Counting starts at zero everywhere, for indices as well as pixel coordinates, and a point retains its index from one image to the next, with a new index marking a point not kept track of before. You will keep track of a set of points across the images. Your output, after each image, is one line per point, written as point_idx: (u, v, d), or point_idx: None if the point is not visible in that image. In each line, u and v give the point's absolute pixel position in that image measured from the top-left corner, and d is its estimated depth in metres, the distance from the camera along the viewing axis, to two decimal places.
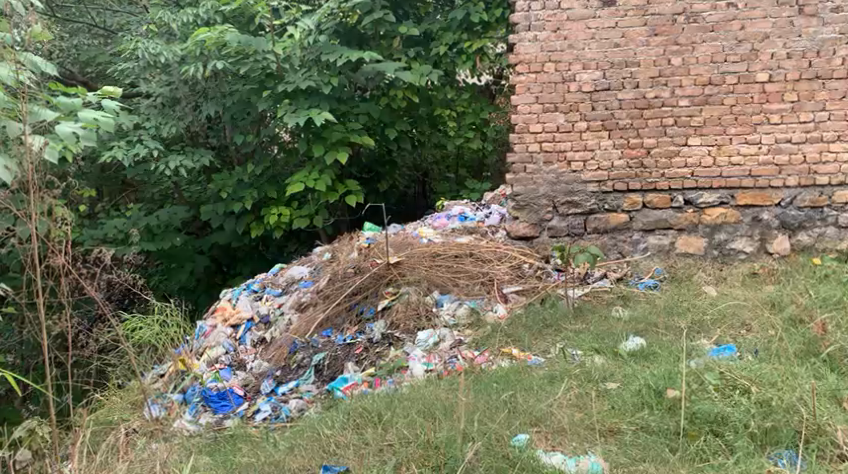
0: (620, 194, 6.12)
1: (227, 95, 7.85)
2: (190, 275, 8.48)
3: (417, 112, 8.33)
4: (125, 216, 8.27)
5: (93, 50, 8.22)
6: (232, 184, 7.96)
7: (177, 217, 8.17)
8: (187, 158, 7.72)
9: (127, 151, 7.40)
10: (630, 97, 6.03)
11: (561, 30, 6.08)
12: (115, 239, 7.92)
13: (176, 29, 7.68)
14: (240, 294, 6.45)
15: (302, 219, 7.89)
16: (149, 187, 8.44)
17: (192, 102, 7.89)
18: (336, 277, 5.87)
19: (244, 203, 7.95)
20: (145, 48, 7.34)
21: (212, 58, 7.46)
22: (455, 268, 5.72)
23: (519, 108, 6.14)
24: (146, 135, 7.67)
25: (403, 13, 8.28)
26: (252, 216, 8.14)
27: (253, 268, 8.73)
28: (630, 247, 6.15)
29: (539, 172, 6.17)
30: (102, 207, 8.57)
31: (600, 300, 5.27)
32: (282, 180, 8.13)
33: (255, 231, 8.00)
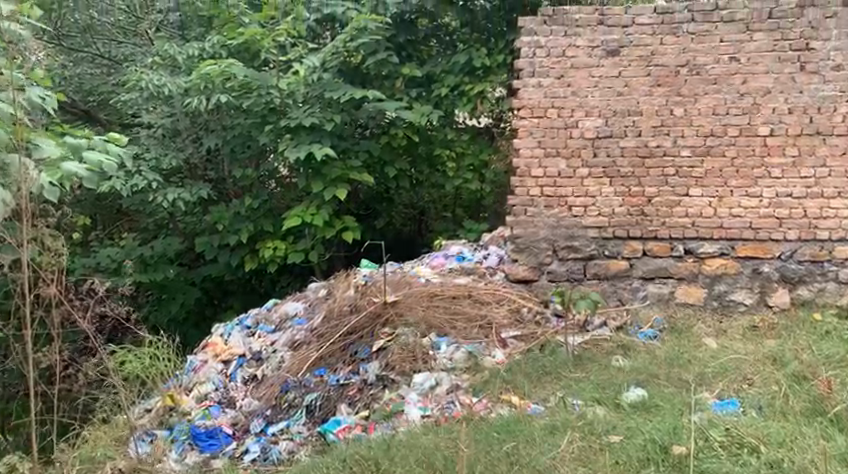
0: (620, 241, 6.04)
1: (228, 128, 7.88)
2: (181, 307, 8.39)
3: (418, 153, 8.33)
4: (120, 247, 8.22)
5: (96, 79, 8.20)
6: (229, 217, 7.92)
7: (172, 248, 8.19)
8: (185, 191, 7.69)
9: (126, 182, 7.38)
10: (631, 145, 6.00)
11: (565, 77, 6.08)
12: (108, 268, 7.91)
13: (182, 62, 7.70)
14: (232, 329, 6.34)
15: (297, 254, 7.83)
16: (145, 216, 8.37)
17: (193, 135, 8.01)
18: (332, 315, 5.81)
19: (240, 236, 7.88)
20: (150, 80, 7.41)
21: (216, 92, 7.50)
22: (453, 310, 5.65)
23: (522, 152, 6.12)
24: (145, 166, 7.62)
25: (407, 54, 8.23)
26: (248, 250, 8.07)
27: (246, 302, 8.68)
28: (629, 294, 6.04)
29: (539, 216, 6.10)
30: (95, 235, 8.43)
31: (599, 349, 5.18)
32: (279, 214, 8.05)
33: (248, 264, 7.95)
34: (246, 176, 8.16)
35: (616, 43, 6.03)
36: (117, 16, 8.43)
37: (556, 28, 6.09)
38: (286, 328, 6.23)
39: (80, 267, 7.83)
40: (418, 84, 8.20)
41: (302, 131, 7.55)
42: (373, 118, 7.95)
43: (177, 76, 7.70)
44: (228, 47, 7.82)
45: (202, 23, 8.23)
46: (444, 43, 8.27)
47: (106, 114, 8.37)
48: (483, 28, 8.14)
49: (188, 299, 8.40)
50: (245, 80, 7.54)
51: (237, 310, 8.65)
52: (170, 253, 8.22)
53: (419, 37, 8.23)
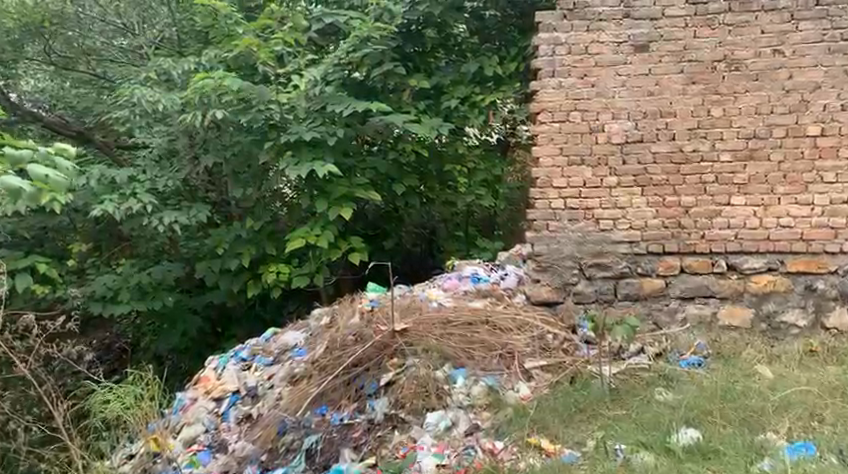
0: (655, 257, 5.42)
1: (228, 147, 7.20)
2: (182, 336, 7.86)
3: (428, 169, 7.77)
4: (116, 273, 7.58)
5: (90, 98, 7.69)
6: (228, 240, 7.36)
7: (172, 275, 7.52)
8: (182, 213, 7.09)
9: (119, 206, 6.83)
10: (665, 150, 5.40)
11: (589, 77, 5.51)
12: (104, 297, 7.33)
13: (176, 76, 7.12)
14: (226, 362, 5.75)
15: (301, 278, 7.22)
16: (143, 241, 7.65)
17: (191, 153, 7.23)
18: (335, 345, 5.17)
19: (241, 261, 7.30)
20: (142, 95, 6.84)
21: (213, 106, 6.84)
22: (469, 338, 5.01)
23: (541, 161, 5.53)
24: (141, 188, 7.05)
25: (413, 66, 7.65)
26: (249, 275, 7.49)
27: (248, 330, 8.10)
28: (666, 317, 5.41)
29: (563, 231, 5.50)
30: (92, 263, 7.72)
31: (637, 381, 4.55)
32: (282, 236, 7.42)
33: (250, 289, 7.36)
34: (251, 197, 7.45)
35: (644, 37, 5.46)
36: (112, 35, 7.81)
37: (577, 23, 5.52)
38: (285, 359, 5.62)
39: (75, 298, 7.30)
40: (428, 96, 7.60)
41: (304, 148, 6.98)
42: (380, 133, 7.34)
43: (172, 91, 7.12)
44: (223, 58, 7.21)
45: (200, 39, 7.57)
46: (452, 55, 7.72)
47: (103, 133, 7.82)
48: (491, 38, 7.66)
49: (189, 328, 7.86)
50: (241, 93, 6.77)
51: (238, 339, 8.07)
52: (171, 281, 7.55)
53: (426, 48, 7.67)
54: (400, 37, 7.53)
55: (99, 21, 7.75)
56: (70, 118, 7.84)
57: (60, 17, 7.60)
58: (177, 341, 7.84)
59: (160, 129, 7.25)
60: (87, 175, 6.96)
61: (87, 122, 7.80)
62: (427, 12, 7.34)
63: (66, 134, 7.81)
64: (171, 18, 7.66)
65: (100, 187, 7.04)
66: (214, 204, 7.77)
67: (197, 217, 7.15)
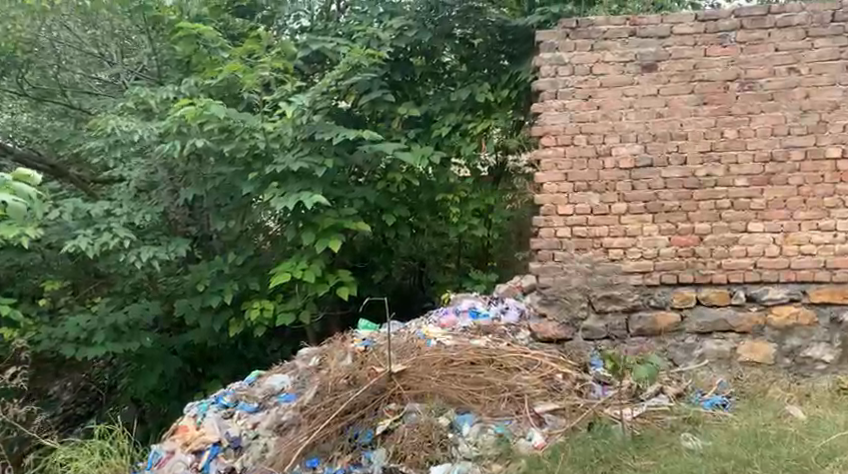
0: (668, 288, 5.05)
1: (209, 179, 6.84)
2: (160, 378, 7.38)
3: (419, 198, 7.37)
4: (91, 313, 7.09)
5: (68, 130, 7.15)
6: (209, 276, 6.94)
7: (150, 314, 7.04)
8: (161, 248, 6.66)
9: (94, 241, 6.38)
10: (676, 175, 5.02)
11: (594, 99, 5.12)
12: (77, 339, 6.85)
13: (155, 106, 6.74)
14: (206, 409, 5.32)
15: (287, 314, 6.79)
16: (120, 277, 7.22)
17: (170, 186, 6.99)
18: (326, 391, 4.81)
19: (222, 298, 6.86)
20: (117, 125, 6.46)
21: (193, 136, 6.51)
22: (473, 379, 4.65)
23: (545, 187, 5.14)
24: (117, 223, 6.56)
25: (402, 95, 7.36)
26: (232, 313, 7.05)
27: (231, 371, 7.61)
28: (682, 354, 5.04)
29: (570, 261, 5.12)
30: (65, 301, 7.24)
31: (660, 426, 4.18)
32: (266, 270, 7.00)
33: (233, 328, 6.93)
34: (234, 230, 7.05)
35: (652, 56, 5.08)
36: (91, 67, 7.36)
37: (581, 42, 5.14)
38: (272, 406, 5.24)
39: (47, 341, 6.83)
40: (417, 124, 7.30)
41: (290, 178, 6.59)
42: (369, 163, 7.00)
43: (150, 121, 6.76)
44: (206, 87, 6.82)
45: (182, 69, 7.15)
46: (441, 83, 7.39)
47: (79, 168, 7.38)
48: (481, 66, 7.31)
49: (168, 370, 7.38)
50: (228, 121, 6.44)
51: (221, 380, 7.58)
52: (150, 320, 7.08)
53: (415, 77, 7.36)
54: (388, 65, 7.21)
55: (78, 49, 7.22)
56: (42, 150, 7.34)
57: (35, 45, 7.04)
58: (155, 382, 7.33)
59: (137, 162, 6.90)
60: (59, 209, 6.49)
61: (61, 156, 7.30)
62: (416, 39, 7.06)
63: (39, 168, 7.33)
64: (151, 47, 7.22)
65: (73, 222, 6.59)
66: (196, 238, 7.37)
67: (177, 252, 6.72)
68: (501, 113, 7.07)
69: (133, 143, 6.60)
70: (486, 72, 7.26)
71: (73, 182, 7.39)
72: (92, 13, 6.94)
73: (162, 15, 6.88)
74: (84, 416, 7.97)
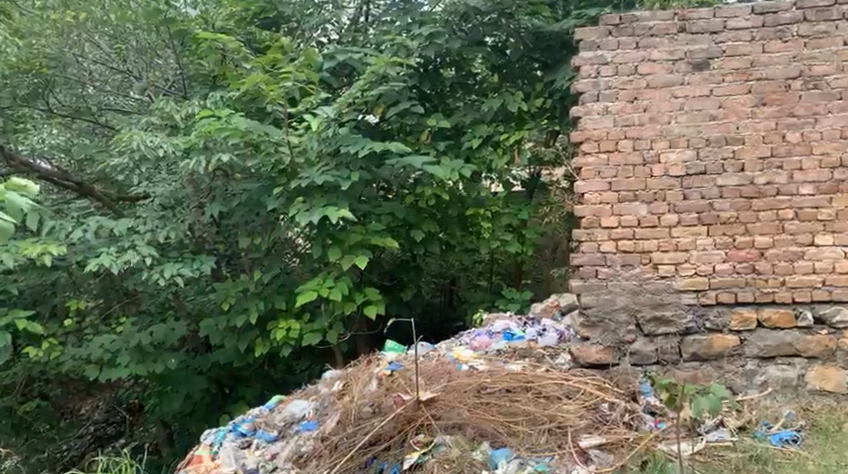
0: (726, 308, 4.57)
1: (233, 196, 6.54)
2: (186, 399, 6.98)
3: (449, 213, 6.91)
4: (116, 333, 6.75)
5: (92, 147, 6.67)
6: (235, 295, 6.52)
7: (175, 335, 6.66)
8: (186, 265, 6.27)
9: (116, 259, 5.99)
10: (732, 184, 4.53)
11: (640, 100, 4.63)
12: (101, 360, 6.55)
13: (180, 121, 6.45)
14: (223, 438, 4.97)
15: (314, 334, 6.40)
16: (146, 296, 6.97)
17: (196, 203, 6.53)
18: (349, 420, 4.42)
19: (247, 317, 6.46)
20: (142, 141, 6.13)
21: (218, 150, 6.13)
22: (508, 410, 4.27)
23: (586, 197, 4.67)
24: (141, 240, 6.21)
25: (432, 107, 6.99)
26: (258, 333, 6.63)
27: (258, 392, 7.20)
28: (742, 381, 4.56)
29: (615, 278, 4.65)
30: (90, 321, 6.91)
31: (723, 464, 3.81)
32: (291, 289, 6.61)
33: (258, 348, 6.50)
34: (260, 247, 6.67)
35: (703, 54, 4.59)
36: (117, 83, 6.96)
37: (625, 39, 4.66)
38: (291, 435, 4.87)
39: (71, 361, 6.61)
40: (446, 137, 6.89)
41: (316, 192, 6.18)
42: (398, 176, 6.57)
43: (174, 136, 6.42)
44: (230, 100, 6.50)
45: (208, 84, 6.86)
46: (472, 94, 6.99)
47: (105, 186, 6.94)
48: (513, 76, 6.97)
49: (193, 391, 6.98)
50: (250, 135, 6.03)
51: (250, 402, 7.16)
52: (175, 340, 6.71)
53: (444, 89, 6.97)
54: (417, 75, 6.83)
55: (103, 62, 6.83)
56: (67, 166, 6.82)
57: (59, 62, 6.62)
58: (179, 405, 6.93)
59: (163, 178, 6.55)
60: (82, 227, 6.14)
61: (89, 173, 6.84)
62: (445, 47, 6.59)
63: (64, 186, 6.82)
64: (176, 62, 6.85)
65: (96, 239, 6.22)
66: (225, 255, 7.00)
67: (202, 270, 6.34)
68: (535, 124, 6.75)
69: (157, 159, 6.30)
70: (520, 82, 6.97)
71: (99, 199, 6.92)
72: (117, 27, 6.63)
73: (186, 28, 6.54)
74: (114, 436, 8.22)
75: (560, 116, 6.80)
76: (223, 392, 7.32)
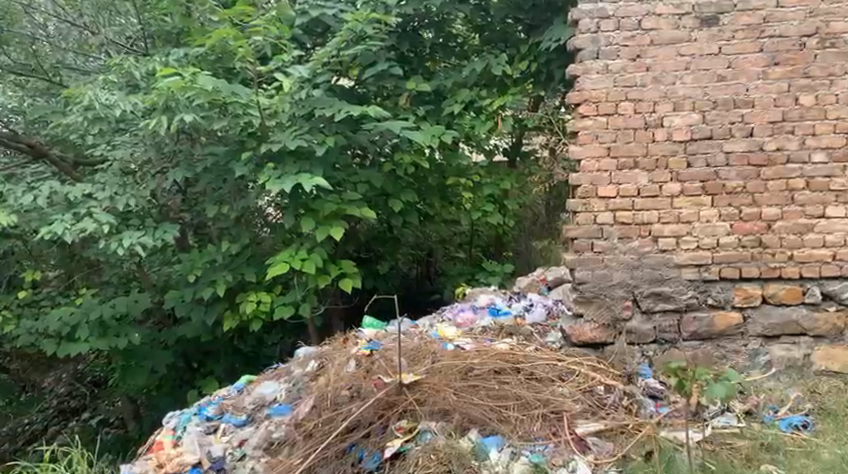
0: (729, 284, 4.27)
1: (199, 160, 6.08)
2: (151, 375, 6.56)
3: (428, 182, 6.50)
4: (74, 306, 6.30)
5: (46, 105, 6.16)
6: (202, 266, 6.13)
7: (139, 306, 6.22)
8: (146, 234, 5.84)
9: (71, 226, 5.51)
10: (740, 150, 4.21)
11: (643, 59, 4.27)
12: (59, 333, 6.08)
13: (140, 78, 5.98)
14: (187, 423, 4.66)
15: (286, 307, 6.03)
16: (107, 266, 6.50)
17: (157, 169, 6.13)
18: (324, 405, 4.08)
19: (215, 289, 6.04)
20: (96, 97, 5.70)
21: (181, 111, 5.62)
22: (498, 393, 3.95)
23: (583, 164, 4.33)
24: (98, 207, 5.73)
25: (410, 70, 6.56)
26: (226, 306, 6.25)
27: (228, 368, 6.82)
28: (744, 361, 4.27)
29: (612, 252, 4.32)
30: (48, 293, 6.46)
31: (733, 454, 3.50)
32: (261, 260, 6.23)
33: (227, 322, 6.10)
34: (229, 216, 6.24)
35: (713, 7, 4.23)
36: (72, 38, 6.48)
37: None
38: (261, 419, 4.52)
39: (26, 335, 6.10)
40: (425, 101, 6.48)
41: (289, 158, 5.76)
42: (374, 142, 6.13)
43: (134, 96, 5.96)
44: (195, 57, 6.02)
45: (172, 41, 6.40)
46: (452, 57, 6.59)
47: (62, 149, 6.39)
48: (495, 38, 6.51)
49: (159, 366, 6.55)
50: (218, 95, 5.57)
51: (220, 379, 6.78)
52: (138, 313, 6.30)
53: (424, 51, 6.57)
54: (395, 35, 6.42)
55: (58, 17, 6.37)
56: (19, 127, 6.27)
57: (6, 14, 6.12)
58: (144, 381, 6.48)
59: (123, 140, 6.06)
60: (34, 192, 5.61)
61: (44, 134, 6.29)
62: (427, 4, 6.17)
63: (16, 148, 6.28)
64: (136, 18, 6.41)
65: (50, 206, 5.72)
66: (192, 224, 6.59)
67: (165, 239, 5.91)
68: (518, 89, 6.27)
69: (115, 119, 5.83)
70: (502, 45, 6.49)
71: (56, 164, 6.34)
72: None
73: None
74: (77, 410, 7.80)
75: (544, 82, 6.30)
76: (191, 366, 6.90)
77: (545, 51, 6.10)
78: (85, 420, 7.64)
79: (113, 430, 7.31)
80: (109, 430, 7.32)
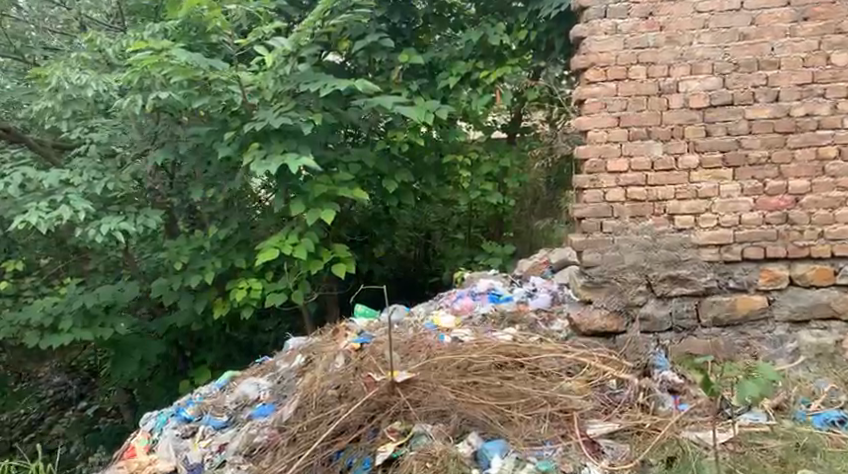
0: (752, 265, 3.88)
1: (182, 139, 5.61)
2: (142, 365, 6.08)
3: (424, 161, 6.09)
4: (57, 296, 5.82)
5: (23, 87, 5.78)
6: (188, 253, 5.70)
7: (125, 295, 5.77)
8: (127, 220, 5.37)
9: (46, 214, 5.05)
10: (765, 116, 3.81)
11: (656, 17, 3.86)
12: (42, 325, 5.62)
13: (114, 55, 5.52)
14: (164, 425, 4.29)
15: (278, 295, 5.59)
16: (93, 254, 6.09)
17: (137, 152, 5.71)
18: (310, 407, 3.71)
19: (204, 277, 5.61)
20: (64, 77, 5.21)
21: (158, 89, 5.18)
22: (500, 391, 3.57)
23: (591, 135, 3.93)
24: (76, 192, 5.27)
25: (403, 42, 6.10)
26: (217, 293, 5.85)
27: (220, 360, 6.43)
28: (770, 349, 3.88)
29: (624, 232, 3.92)
30: (30, 284, 6.00)
31: (765, 458, 3.14)
32: (252, 246, 5.81)
33: (218, 310, 5.73)
34: (216, 200, 5.81)
35: None
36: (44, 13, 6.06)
37: None
38: (243, 422, 4.14)
39: (6, 327, 5.60)
40: (419, 74, 6.04)
41: (274, 136, 5.26)
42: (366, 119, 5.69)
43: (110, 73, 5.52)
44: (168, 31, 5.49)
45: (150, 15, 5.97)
46: (448, 28, 6.14)
47: (38, 134, 5.95)
48: (493, 8, 6.05)
49: (149, 356, 6.09)
50: (196, 72, 5.11)
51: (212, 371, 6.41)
52: (126, 302, 5.83)
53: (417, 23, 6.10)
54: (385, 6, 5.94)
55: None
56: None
57: None
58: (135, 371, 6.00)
59: (101, 123, 5.69)
60: (6, 179, 5.19)
61: (21, 118, 5.90)
62: None
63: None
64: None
65: (24, 194, 5.29)
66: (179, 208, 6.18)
67: (148, 225, 5.44)
68: (517, 60, 5.83)
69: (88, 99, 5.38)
70: (500, 16, 5.99)
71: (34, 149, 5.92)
72: None
73: None
74: (75, 399, 7.51)
75: (544, 51, 5.86)
76: (183, 356, 6.51)
77: (545, 19, 5.65)
78: (82, 411, 7.32)
79: (110, 420, 7.00)
80: (106, 421, 7.00)
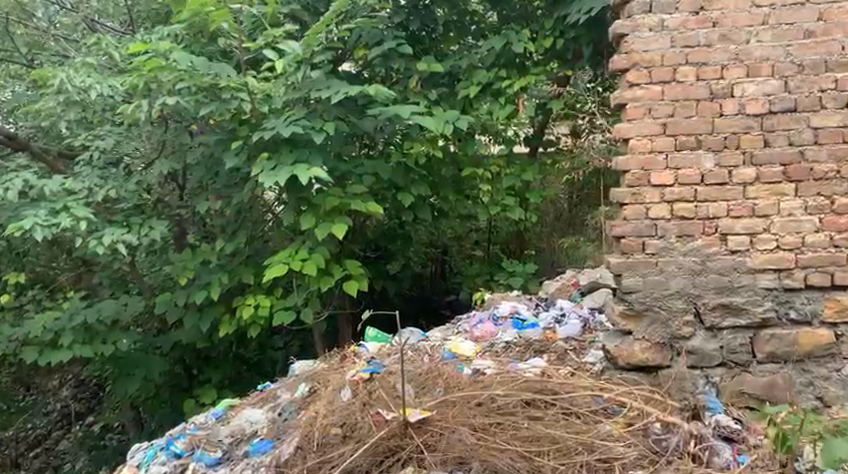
0: (817, 293, 3.41)
1: (188, 149, 5.20)
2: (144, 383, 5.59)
3: (441, 175, 5.61)
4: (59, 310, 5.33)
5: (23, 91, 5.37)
6: (194, 267, 5.21)
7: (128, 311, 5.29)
8: (129, 230, 4.92)
9: (44, 223, 4.58)
10: (833, 124, 3.36)
11: (708, 12, 3.41)
12: (42, 341, 5.16)
13: (120, 58, 5.09)
14: (151, 460, 3.85)
15: (287, 313, 5.14)
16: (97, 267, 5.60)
17: (143, 163, 5.33)
18: (310, 447, 3.26)
19: (209, 293, 5.14)
20: (67, 78, 4.79)
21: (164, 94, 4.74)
22: (529, 434, 3.12)
23: (633, 144, 3.47)
24: (77, 202, 4.81)
25: (423, 50, 5.65)
26: (224, 310, 5.39)
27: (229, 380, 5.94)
28: (839, 389, 3.41)
29: (669, 253, 3.47)
30: (32, 296, 5.52)
31: None
32: (261, 261, 5.32)
33: (224, 328, 5.25)
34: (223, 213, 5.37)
35: None
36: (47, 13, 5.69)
37: None
38: (238, 460, 3.68)
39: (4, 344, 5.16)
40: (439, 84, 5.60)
41: (284, 146, 4.81)
42: (381, 131, 5.24)
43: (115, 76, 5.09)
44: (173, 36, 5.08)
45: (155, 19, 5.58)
46: (469, 37, 5.72)
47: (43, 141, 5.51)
48: (515, 18, 5.61)
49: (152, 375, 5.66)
50: (201, 78, 4.66)
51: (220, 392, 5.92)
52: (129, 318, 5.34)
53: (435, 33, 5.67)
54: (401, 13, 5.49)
55: None
56: None
57: None
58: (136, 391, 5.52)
59: (107, 130, 5.21)
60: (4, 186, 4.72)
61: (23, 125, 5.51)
62: None
63: None
64: None
65: (22, 204, 4.84)
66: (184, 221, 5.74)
67: (153, 237, 4.98)
68: (540, 69, 5.38)
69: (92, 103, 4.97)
70: (523, 23, 5.56)
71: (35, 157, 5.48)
72: None
73: None
74: (84, 413, 7.00)
75: (571, 61, 5.44)
76: (189, 374, 6.00)
77: (572, 26, 5.21)
78: (88, 425, 6.83)
79: (119, 437, 6.50)
80: (113, 437, 6.49)
